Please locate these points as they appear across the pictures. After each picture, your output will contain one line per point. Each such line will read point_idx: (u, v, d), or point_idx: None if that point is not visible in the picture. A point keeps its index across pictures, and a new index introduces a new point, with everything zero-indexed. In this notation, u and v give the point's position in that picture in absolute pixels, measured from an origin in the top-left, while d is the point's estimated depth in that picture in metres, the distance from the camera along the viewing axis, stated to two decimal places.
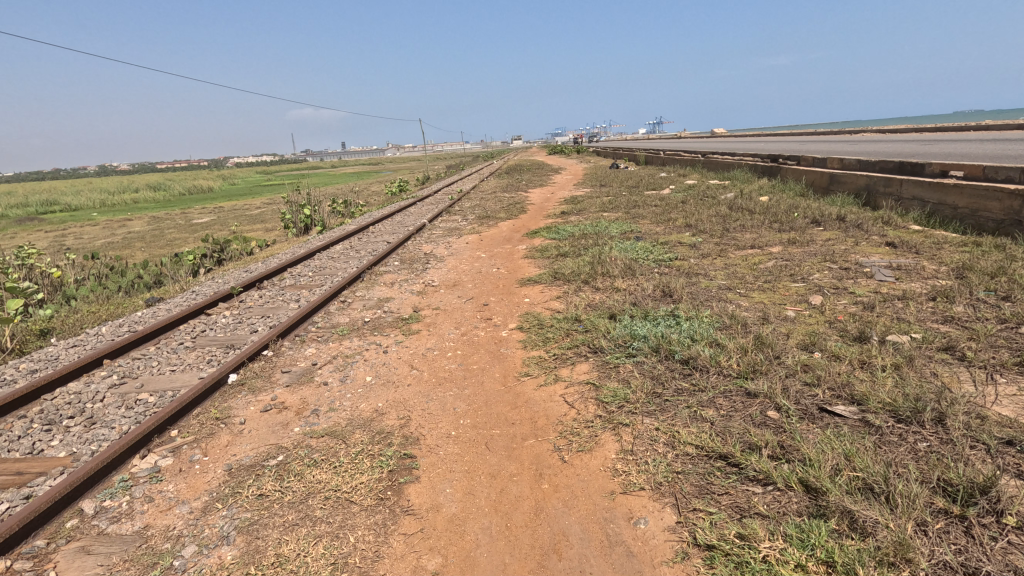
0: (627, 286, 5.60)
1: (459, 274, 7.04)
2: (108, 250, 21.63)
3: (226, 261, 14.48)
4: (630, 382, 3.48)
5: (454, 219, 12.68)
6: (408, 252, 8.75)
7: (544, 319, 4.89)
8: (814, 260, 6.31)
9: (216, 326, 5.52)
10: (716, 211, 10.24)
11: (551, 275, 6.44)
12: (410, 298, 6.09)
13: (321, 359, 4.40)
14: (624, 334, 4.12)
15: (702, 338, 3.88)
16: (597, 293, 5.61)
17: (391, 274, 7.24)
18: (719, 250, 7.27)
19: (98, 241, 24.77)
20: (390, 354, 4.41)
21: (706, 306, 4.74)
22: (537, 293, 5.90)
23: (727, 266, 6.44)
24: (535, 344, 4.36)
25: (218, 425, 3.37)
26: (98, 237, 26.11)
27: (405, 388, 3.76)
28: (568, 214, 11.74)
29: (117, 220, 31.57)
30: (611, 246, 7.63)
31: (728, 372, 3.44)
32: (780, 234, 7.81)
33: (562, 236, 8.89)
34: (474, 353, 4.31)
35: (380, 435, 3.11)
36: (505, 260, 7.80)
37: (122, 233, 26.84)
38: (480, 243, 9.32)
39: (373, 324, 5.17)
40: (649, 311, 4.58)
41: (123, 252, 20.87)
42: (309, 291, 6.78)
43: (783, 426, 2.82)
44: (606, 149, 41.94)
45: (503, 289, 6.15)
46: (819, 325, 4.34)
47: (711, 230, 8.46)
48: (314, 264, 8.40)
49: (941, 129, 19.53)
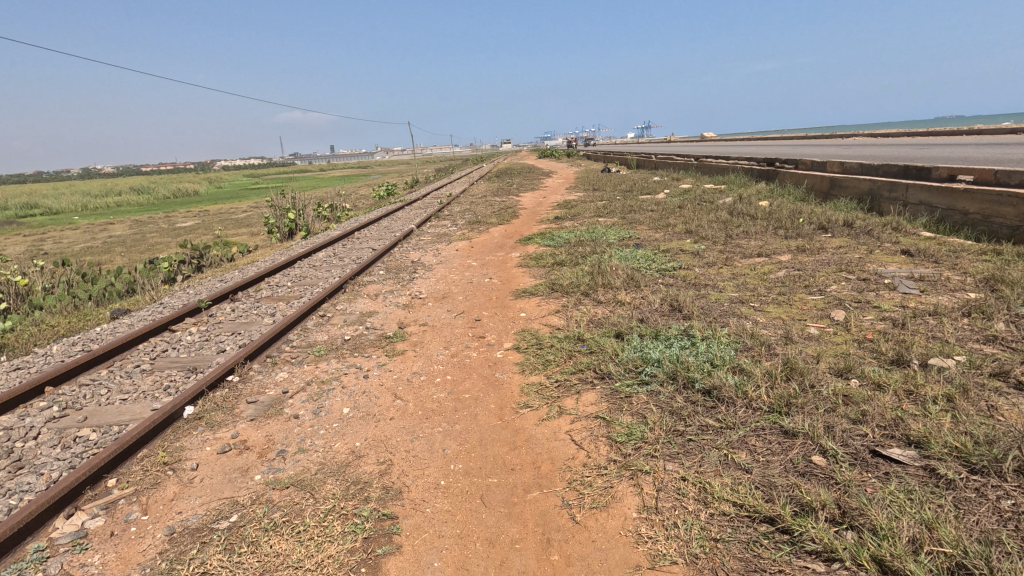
0: (632, 300, 5.16)
1: (448, 285, 6.56)
2: (86, 255, 20.92)
3: (205, 268, 13.87)
4: (646, 418, 3.02)
5: (444, 224, 12.21)
6: (395, 260, 8.26)
7: (543, 337, 4.43)
8: (829, 270, 5.91)
9: (179, 345, 4.98)
10: (716, 216, 9.87)
11: (548, 286, 5.99)
12: (395, 312, 5.59)
13: (292, 385, 3.90)
14: (635, 358, 3.67)
15: (724, 363, 3.43)
16: (599, 307, 5.16)
17: (376, 285, 6.75)
18: (725, 258, 6.86)
19: (76, 246, 23.97)
20: (371, 380, 3.92)
21: (721, 323, 4.30)
22: (533, 306, 5.43)
23: (736, 277, 6.02)
24: (535, 368, 3.89)
25: (165, 472, 2.86)
26: (77, 241, 25.36)
27: (387, 422, 3.27)
28: (563, 219, 11.32)
29: (99, 224, 30.81)
30: (610, 254, 7.19)
31: (758, 405, 2.99)
32: (787, 241, 7.43)
33: (558, 243, 8.45)
34: (466, 378, 3.84)
35: (355, 486, 2.63)
36: (497, 268, 7.33)
37: (102, 237, 26.09)
38: (470, 250, 8.85)
39: (354, 343, 4.67)
40: (660, 329, 4.14)
41: (102, 258, 20.20)
42: (287, 303, 6.26)
43: (835, 477, 2.37)
44: (597, 152, 41.70)
45: (496, 302, 5.69)
46: (849, 345, 3.91)
47: (714, 237, 8.05)
48: (294, 273, 7.88)
49: (935, 133, 19.37)
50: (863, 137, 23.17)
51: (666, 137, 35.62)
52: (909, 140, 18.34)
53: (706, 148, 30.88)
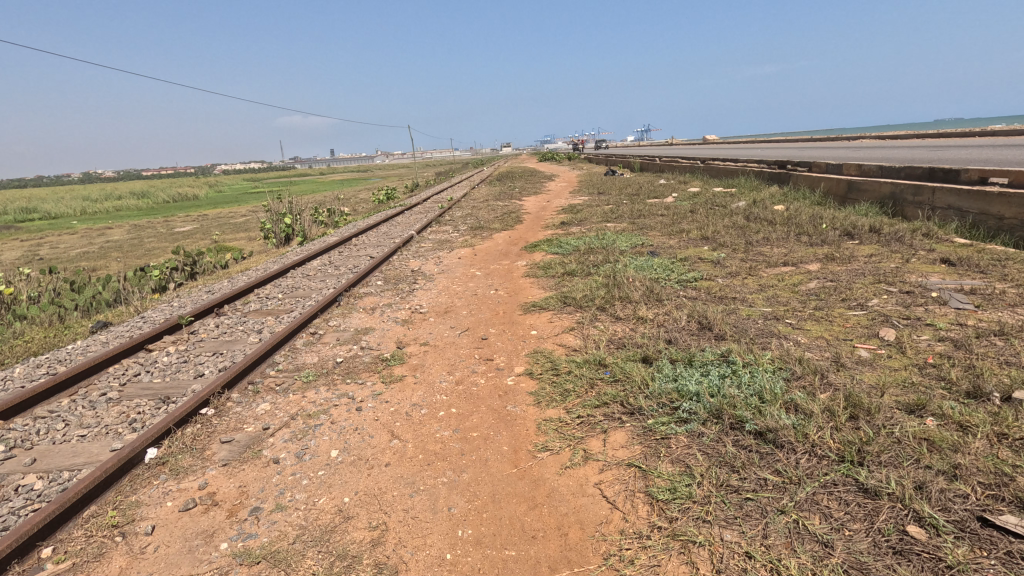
0: (654, 317, 4.68)
1: (451, 298, 6.07)
2: (82, 261, 20.50)
3: (198, 275, 13.41)
4: (691, 469, 2.53)
5: (445, 229, 11.75)
6: (394, 269, 7.79)
7: (559, 360, 3.94)
8: (866, 281, 5.42)
9: (153, 369, 4.49)
10: (732, 222, 9.39)
11: (560, 300, 5.50)
12: (394, 329, 5.10)
13: (274, 419, 3.41)
14: (669, 390, 3.17)
15: (776, 398, 2.94)
16: (618, 326, 4.67)
17: (373, 298, 6.26)
18: (748, 268, 6.37)
19: (72, 250, 23.56)
20: (364, 413, 3.43)
21: (761, 347, 3.81)
22: (545, 323, 4.95)
23: (764, 289, 5.54)
24: (552, 399, 3.41)
25: (115, 539, 2.38)
26: (74, 245, 24.97)
27: (382, 470, 2.79)
28: (569, 225, 10.85)
29: (97, 228, 30.41)
30: (625, 262, 6.71)
31: (825, 453, 2.50)
32: (813, 249, 6.94)
33: (567, 251, 7.97)
34: (473, 412, 3.35)
35: (342, 561, 2.15)
36: (503, 279, 6.85)
37: (100, 241, 25.71)
38: (473, 258, 8.37)
39: (347, 367, 4.19)
40: (693, 353, 3.66)
41: (97, 264, 19.74)
42: (276, 318, 5.77)
43: (944, 557, 1.89)
44: (598, 155, 41.33)
45: (503, 318, 5.19)
46: (911, 372, 3.42)
47: (733, 244, 7.57)
48: (286, 283, 7.40)
49: (945, 135, 18.94)
50: (872, 140, 22.71)
51: (669, 139, 35.10)
52: (921, 142, 17.87)
53: (710, 151, 30.42)
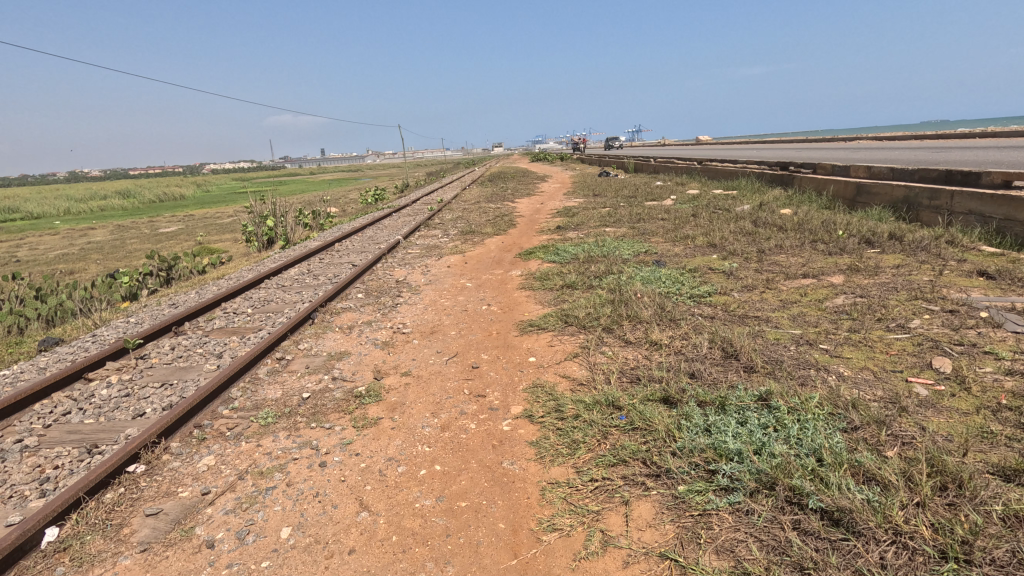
0: (670, 341, 4.08)
1: (438, 315, 5.44)
2: (59, 264, 19.66)
3: (174, 281, 12.71)
4: (744, 567, 1.95)
5: (435, 234, 11.14)
6: (377, 280, 7.16)
7: (564, 398, 3.34)
8: (900, 298, 4.85)
9: (88, 406, 3.83)
10: (739, 227, 8.85)
11: (560, 319, 4.90)
12: (372, 355, 4.47)
13: (217, 479, 2.78)
14: (704, 447, 2.58)
15: (839, 462, 2.36)
16: (629, 352, 4.06)
17: (351, 314, 5.64)
18: (765, 281, 5.81)
19: (50, 252, 22.69)
20: (329, 471, 2.81)
21: (802, 385, 3.23)
22: (544, 348, 4.34)
23: (787, 307, 4.96)
24: (558, 454, 2.81)
25: None
26: (55, 247, 24.12)
27: (344, 561, 2.18)
28: (565, 229, 10.29)
29: (79, 228, 29.55)
30: (629, 274, 6.13)
31: (920, 546, 1.92)
32: (833, 259, 6.39)
33: (565, 259, 7.37)
34: (462, 471, 2.74)
35: None
36: (496, 291, 6.24)
37: (81, 242, 24.83)
38: (464, 267, 7.75)
39: (314, 406, 3.56)
40: (724, 394, 3.07)
41: (74, 267, 18.95)
42: (241, 339, 5.13)
43: None
44: (590, 155, 40.92)
45: (496, 341, 4.57)
46: (988, 419, 2.84)
47: (744, 253, 7.00)
48: (258, 295, 6.75)
49: (947, 136, 18.56)
50: (872, 140, 22.25)
51: (664, 138, 34.53)
52: (922, 143, 17.44)
53: (705, 151, 29.91)
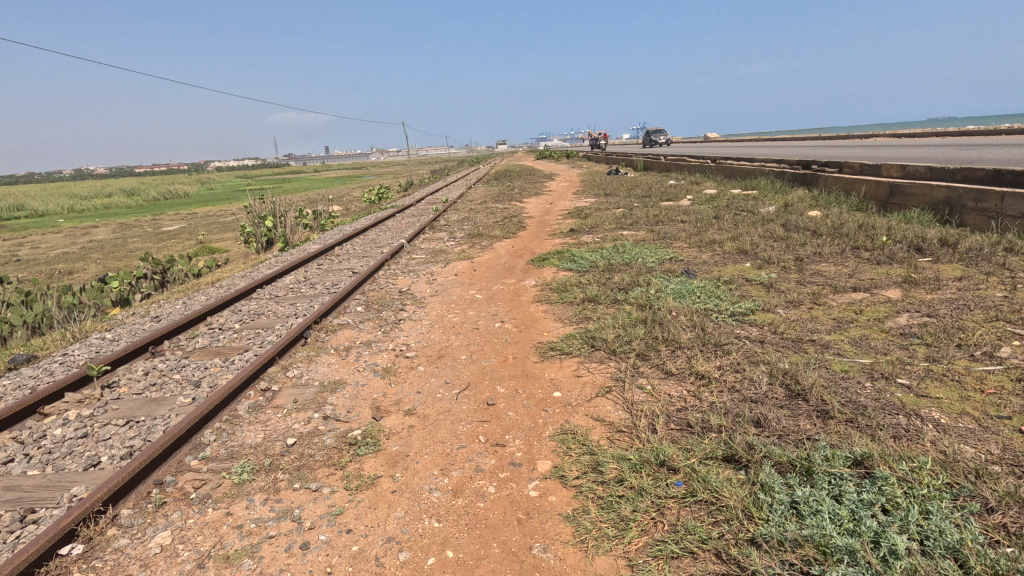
0: (720, 374, 3.47)
1: (446, 334, 4.84)
2: (59, 263, 19.24)
3: (169, 285, 12.19)
4: None
5: (441, 236, 10.56)
6: (379, 290, 6.58)
7: (603, 453, 2.74)
8: (976, 319, 4.22)
9: (35, 451, 3.26)
10: (767, 231, 8.23)
11: (585, 342, 4.29)
12: (371, 385, 3.88)
13: (171, 568, 2.20)
14: (799, 538, 1.98)
15: (992, 571, 1.76)
16: (672, 387, 3.46)
17: (349, 332, 5.05)
18: (811, 295, 5.20)
19: (51, 251, 22.29)
20: (312, 557, 2.22)
21: (898, 441, 2.61)
22: (569, 380, 3.73)
23: (845, 328, 4.35)
24: (603, 537, 2.21)
25: None
26: (58, 245, 23.74)
27: None
28: (579, 232, 9.69)
29: (82, 226, 29.22)
30: (658, 286, 5.52)
31: None
32: (882, 269, 5.76)
33: (583, 267, 6.78)
34: (481, 561, 2.15)
35: None
36: (510, 305, 5.65)
37: (85, 241, 24.43)
38: (472, 275, 7.15)
39: (301, 456, 2.97)
40: (806, 455, 2.47)
41: (75, 266, 18.53)
42: (224, 362, 4.55)
43: None
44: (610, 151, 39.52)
45: (513, 369, 3.96)
46: None
47: (780, 262, 6.38)
48: (249, 308, 6.17)
49: (971, 133, 17.87)
50: (889, 138, 21.56)
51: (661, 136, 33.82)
52: (943, 140, 16.82)
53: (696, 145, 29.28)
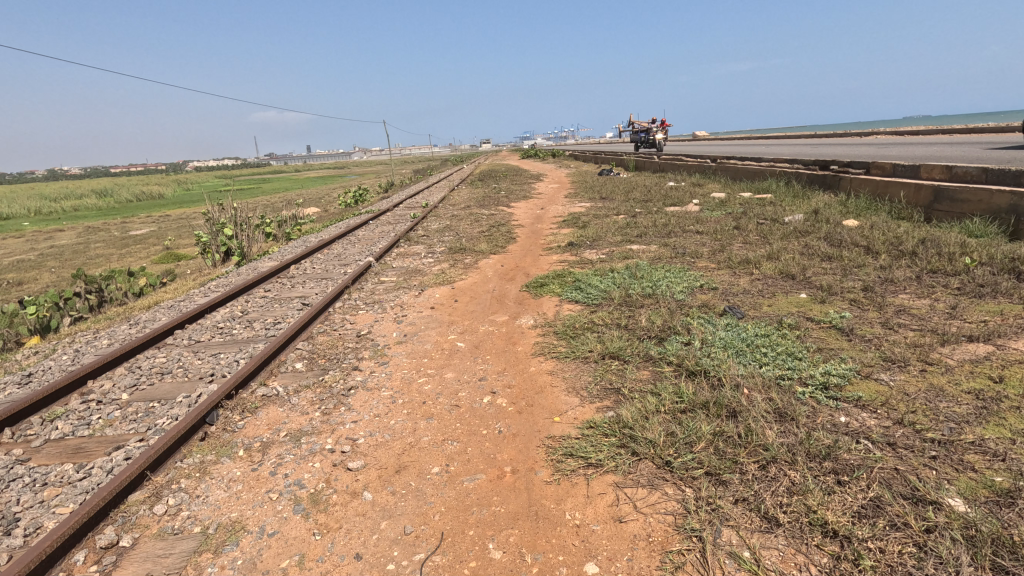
0: (869, 538, 2.04)
1: (413, 419, 3.34)
2: (9, 271, 17.45)
3: (107, 306, 10.55)
4: None
5: (418, 250, 9.11)
6: (332, 334, 5.04)
7: None
8: None
9: None
10: (806, 246, 6.90)
11: (623, 445, 2.81)
12: (284, 536, 2.39)
13: None
14: None
15: None
16: (789, 562, 2.01)
17: (271, 417, 3.50)
18: (914, 347, 3.81)
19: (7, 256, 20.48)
20: None
21: None
22: (609, 531, 2.27)
23: (1004, 411, 2.93)
24: None
25: None
26: (16, 250, 21.87)
27: None
28: (579, 246, 8.31)
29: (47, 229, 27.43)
30: (703, 335, 4.08)
31: None
32: (986, 306, 4.41)
33: (593, 299, 5.36)
34: None
35: None
36: (504, 360, 4.18)
37: (47, 245, 22.63)
38: (451, 310, 5.62)
39: None
40: None
41: (27, 274, 16.81)
42: (74, 475, 3.00)
43: None
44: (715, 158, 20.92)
45: (515, 503, 2.49)
46: None
47: (846, 293, 4.99)
48: (152, 364, 4.60)
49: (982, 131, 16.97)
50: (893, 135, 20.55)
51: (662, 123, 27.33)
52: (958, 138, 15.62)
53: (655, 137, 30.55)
